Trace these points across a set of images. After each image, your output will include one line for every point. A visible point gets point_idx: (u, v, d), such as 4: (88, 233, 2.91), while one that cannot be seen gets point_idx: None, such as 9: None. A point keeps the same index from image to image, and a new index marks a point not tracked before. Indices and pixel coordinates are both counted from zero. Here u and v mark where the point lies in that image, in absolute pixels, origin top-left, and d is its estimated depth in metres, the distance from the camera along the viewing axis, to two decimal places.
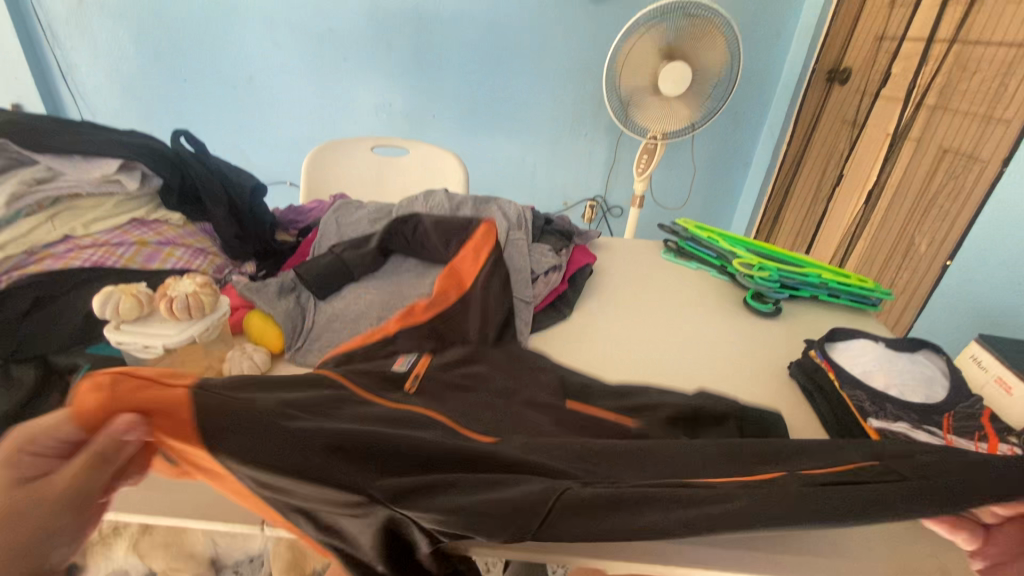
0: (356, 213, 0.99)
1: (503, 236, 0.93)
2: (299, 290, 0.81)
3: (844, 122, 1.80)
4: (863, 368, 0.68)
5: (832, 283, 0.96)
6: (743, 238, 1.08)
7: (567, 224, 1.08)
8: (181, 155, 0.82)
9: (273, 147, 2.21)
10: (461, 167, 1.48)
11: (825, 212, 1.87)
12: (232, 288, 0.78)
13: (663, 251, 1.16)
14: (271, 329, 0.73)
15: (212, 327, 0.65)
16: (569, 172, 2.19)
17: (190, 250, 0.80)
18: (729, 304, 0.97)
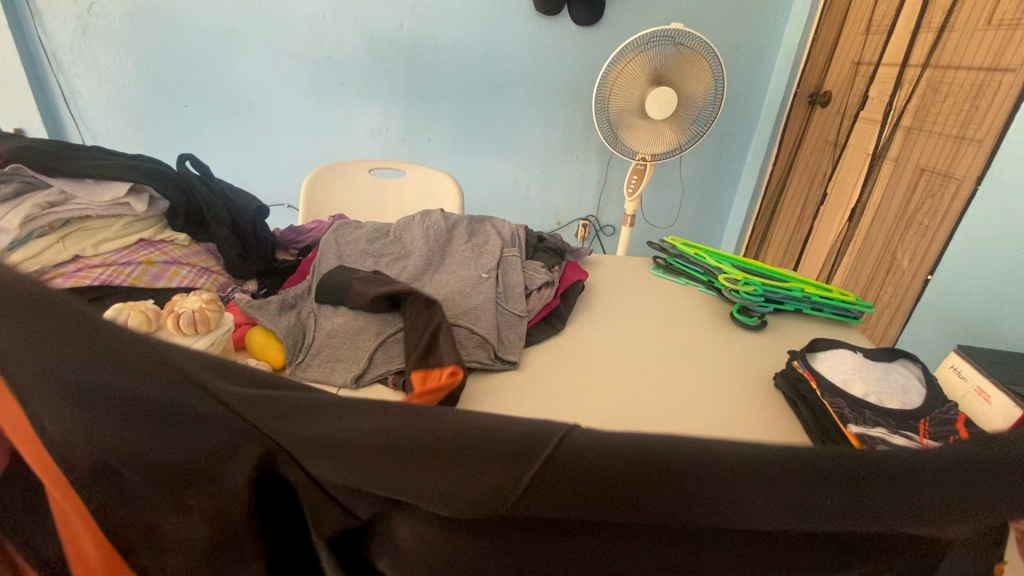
0: (353, 234, 1.02)
1: (497, 254, 0.97)
2: (299, 307, 0.84)
3: (827, 143, 1.87)
4: (844, 377, 0.71)
5: (816, 297, 0.99)
6: (729, 254, 1.12)
7: (559, 242, 1.12)
8: (188, 178, 0.85)
9: (272, 169, 2.25)
10: (456, 188, 1.52)
11: (811, 229, 1.92)
12: (235, 304, 0.81)
13: (652, 268, 1.19)
14: (273, 345, 0.77)
15: (217, 343, 0.67)
16: (562, 192, 2.24)
17: (195, 269, 0.82)
18: (717, 317, 1.00)
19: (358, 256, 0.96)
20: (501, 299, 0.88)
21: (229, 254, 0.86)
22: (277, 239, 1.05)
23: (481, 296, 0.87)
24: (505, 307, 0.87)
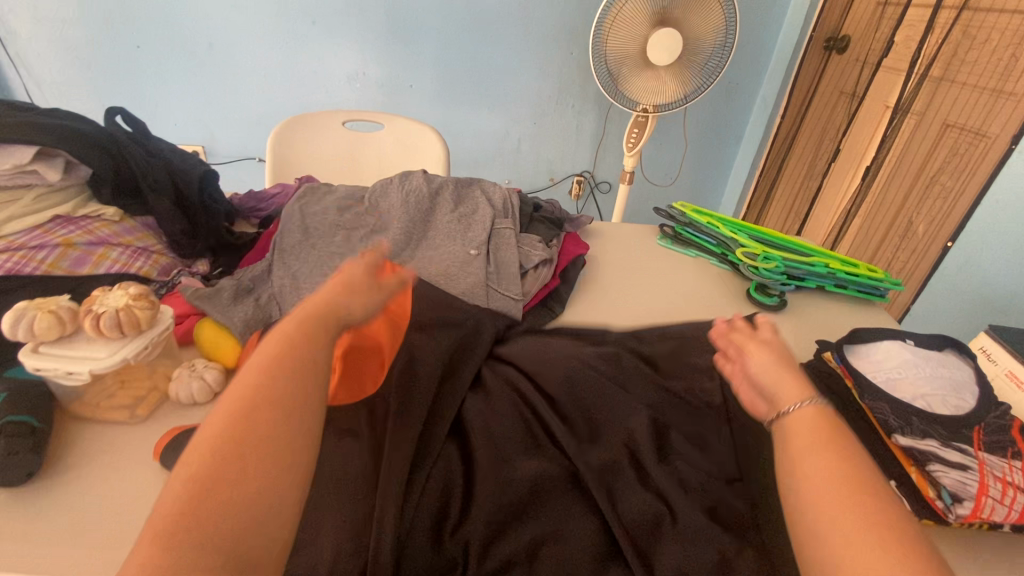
0: (321, 201, 0.89)
1: (488, 226, 0.85)
2: (258, 292, 0.73)
3: (842, 93, 1.72)
4: (884, 377, 0.63)
5: (840, 273, 0.89)
6: (744, 223, 1.00)
7: (557, 210, 1.00)
8: (113, 139, 0.70)
9: (238, 121, 2.05)
10: (440, 144, 1.37)
11: (820, 188, 1.80)
12: (178, 293, 0.68)
13: (658, 237, 1.08)
14: (225, 340, 0.65)
15: (151, 345, 0.56)
16: (554, 146, 2.08)
17: (129, 250, 0.69)
18: (732, 296, 0.90)
19: (326, 228, 0.83)
20: (492, 281, 0.77)
21: (172, 231, 0.73)
22: (235, 207, 0.93)
23: (470, 278, 0.77)
24: (499, 292, 0.76)
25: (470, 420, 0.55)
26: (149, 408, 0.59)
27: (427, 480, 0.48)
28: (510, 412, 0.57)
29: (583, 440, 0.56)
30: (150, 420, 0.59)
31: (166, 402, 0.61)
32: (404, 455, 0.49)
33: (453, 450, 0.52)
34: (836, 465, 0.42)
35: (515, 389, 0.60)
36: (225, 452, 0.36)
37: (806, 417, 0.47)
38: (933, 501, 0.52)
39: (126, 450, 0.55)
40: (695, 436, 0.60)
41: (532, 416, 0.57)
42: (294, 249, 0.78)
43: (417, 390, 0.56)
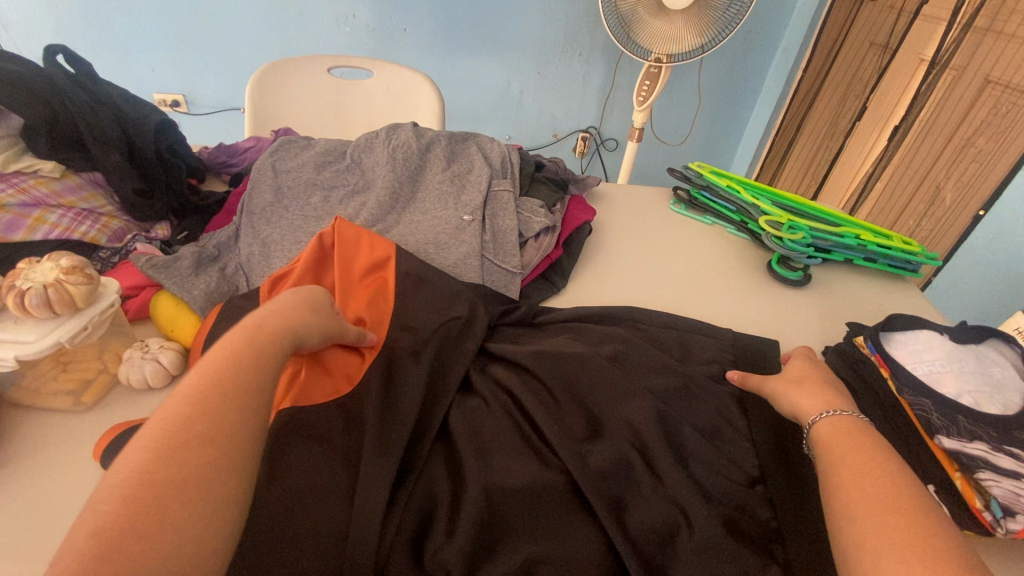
0: (299, 156, 0.79)
1: (483, 188, 0.75)
2: (225, 261, 0.65)
3: (874, 45, 1.57)
4: (926, 369, 0.55)
5: (872, 245, 0.80)
6: (768, 186, 0.91)
7: (561, 170, 0.90)
8: (46, 83, 0.60)
9: (219, 67, 1.90)
10: (435, 95, 1.25)
11: (841, 150, 1.69)
12: (130, 263, 0.60)
13: (670, 202, 0.98)
14: (183, 316, 0.58)
15: (93, 325, 0.49)
16: (559, 99, 1.94)
17: (71, 213, 0.60)
18: (750, 269, 0.82)
19: (301, 187, 0.74)
20: (487, 250, 0.69)
21: (122, 190, 0.63)
22: (203, 162, 0.84)
23: (462, 248, 0.68)
24: (494, 261, 0.68)
25: (456, 424, 0.49)
26: (96, 395, 0.52)
27: (410, 493, 0.43)
28: (500, 414, 0.51)
29: (583, 443, 0.50)
30: (97, 407, 0.52)
31: (118, 385, 0.54)
32: (387, 466, 0.42)
33: (440, 461, 0.46)
34: (874, 466, 0.43)
35: (507, 388, 0.53)
36: (165, 462, 0.29)
37: (829, 429, 0.49)
38: (979, 512, 0.46)
39: (70, 441, 0.49)
40: (710, 432, 0.54)
41: (523, 410, 0.52)
42: (264, 211, 0.70)
43: (394, 388, 0.49)
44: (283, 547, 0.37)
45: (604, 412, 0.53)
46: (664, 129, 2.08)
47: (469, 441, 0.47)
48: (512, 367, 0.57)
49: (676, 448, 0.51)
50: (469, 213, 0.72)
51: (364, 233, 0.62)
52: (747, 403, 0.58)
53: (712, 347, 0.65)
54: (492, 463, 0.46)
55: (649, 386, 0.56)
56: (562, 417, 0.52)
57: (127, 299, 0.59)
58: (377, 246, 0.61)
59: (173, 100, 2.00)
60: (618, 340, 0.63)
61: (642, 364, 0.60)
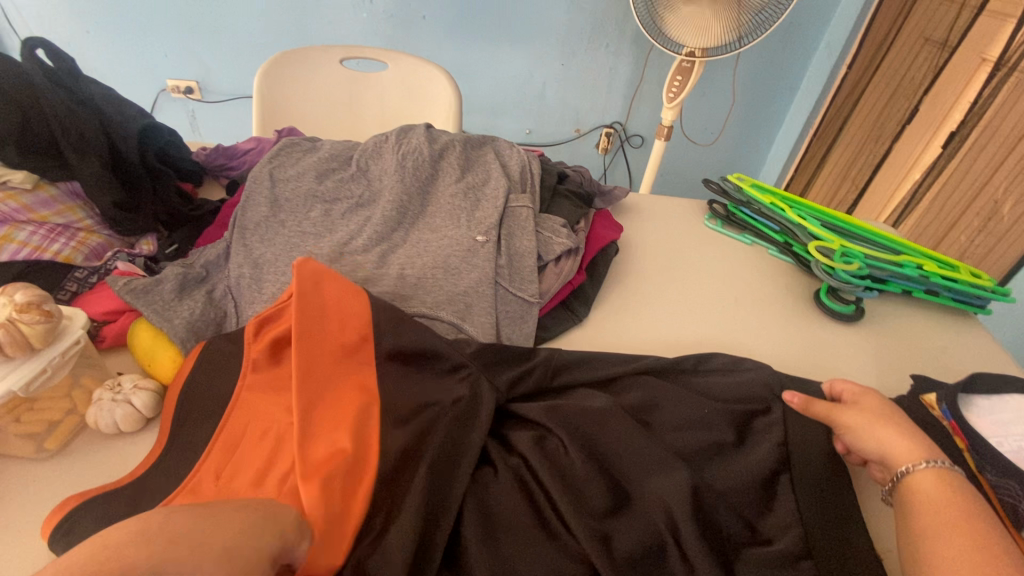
0: (300, 161, 0.73)
1: (500, 203, 0.68)
2: (213, 283, 0.59)
3: (928, 41, 1.40)
4: (1017, 447, 0.47)
5: (936, 278, 0.71)
6: (817, 205, 0.82)
7: (586, 181, 0.82)
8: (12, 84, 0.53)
9: (232, 53, 1.85)
10: (451, 89, 1.17)
11: (887, 155, 1.52)
12: (107, 285, 0.55)
13: (706, 216, 0.90)
14: (161, 348, 0.52)
15: (55, 367, 0.44)
16: (582, 92, 1.84)
17: (43, 229, 0.56)
18: (795, 299, 0.73)
19: (300, 199, 0.67)
20: (501, 277, 0.62)
21: (102, 203, 0.58)
22: (200, 165, 0.78)
23: (473, 274, 0.61)
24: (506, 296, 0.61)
25: (467, 508, 0.42)
26: (61, 440, 0.47)
27: None
28: (511, 485, 0.44)
29: (602, 517, 0.43)
30: (61, 454, 0.47)
31: (87, 427, 0.49)
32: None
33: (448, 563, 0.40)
34: (970, 538, 0.37)
35: (520, 450, 0.47)
36: None
37: (933, 485, 0.42)
38: None
39: (26, 494, 0.44)
40: (752, 496, 0.46)
41: (535, 477, 0.45)
42: (259, 226, 0.64)
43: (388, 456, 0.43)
44: None
45: (629, 482, 0.46)
46: (694, 126, 1.96)
47: (474, 521, 0.41)
48: (529, 424, 0.50)
49: (708, 530, 0.43)
50: (483, 233, 0.65)
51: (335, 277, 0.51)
52: (793, 453, 0.49)
53: (752, 384, 0.55)
54: (499, 548, 0.40)
55: (678, 445, 0.49)
56: (582, 485, 0.45)
57: (103, 326, 0.53)
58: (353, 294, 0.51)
59: (186, 87, 1.95)
60: (645, 385, 0.55)
61: (673, 414, 0.52)
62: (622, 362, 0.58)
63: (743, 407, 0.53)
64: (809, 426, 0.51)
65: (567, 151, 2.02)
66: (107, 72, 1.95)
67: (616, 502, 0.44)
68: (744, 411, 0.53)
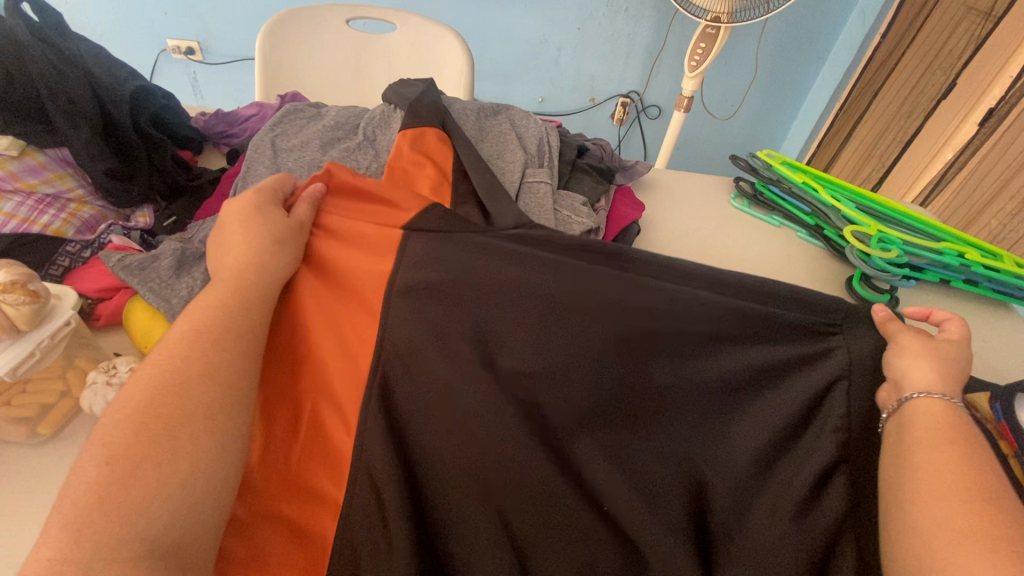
0: (302, 130, 0.69)
1: (516, 178, 0.64)
2: None
3: (971, 10, 1.31)
4: None
5: (976, 265, 0.67)
6: (850, 185, 0.77)
7: (607, 155, 0.78)
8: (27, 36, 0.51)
9: (235, 13, 1.77)
10: (463, 53, 1.11)
11: (917, 132, 1.44)
12: (100, 261, 0.51)
13: (731, 195, 0.85)
14: (159, 330, 0.49)
15: (42, 351, 0.41)
16: (598, 58, 1.76)
17: (31, 199, 0.52)
18: (824, 286, 0.69)
19: (304, 170, 0.63)
20: None
21: (93, 172, 0.54)
22: (198, 130, 0.74)
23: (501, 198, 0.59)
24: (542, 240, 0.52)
25: (515, 446, 0.44)
26: (54, 426, 0.44)
27: (483, 521, 0.43)
28: (533, 452, 0.44)
29: (628, 458, 0.45)
30: (56, 440, 0.45)
31: (82, 412, 0.47)
32: (478, 518, 0.43)
33: (505, 489, 0.44)
34: (962, 456, 0.37)
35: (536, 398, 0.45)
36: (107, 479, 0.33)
37: (936, 409, 0.40)
38: None
39: (16, 483, 0.42)
40: (793, 423, 0.44)
41: (548, 421, 0.45)
42: None
43: (414, 434, 0.45)
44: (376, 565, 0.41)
45: (663, 445, 0.45)
46: (714, 98, 1.87)
47: (507, 493, 0.44)
48: (556, 370, 0.46)
49: (739, 461, 0.44)
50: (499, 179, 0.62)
51: (427, 184, 0.61)
52: (854, 360, 0.44)
53: (802, 296, 0.45)
54: (535, 534, 0.43)
55: (701, 373, 0.46)
56: (628, 464, 0.45)
57: (98, 303, 0.51)
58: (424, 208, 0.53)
59: (187, 47, 1.88)
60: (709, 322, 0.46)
61: (732, 343, 0.46)
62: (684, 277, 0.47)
63: (802, 314, 0.45)
64: (859, 331, 0.45)
65: (579, 122, 1.95)
66: (104, 30, 1.88)
67: (658, 470, 0.45)
68: (805, 319, 0.45)
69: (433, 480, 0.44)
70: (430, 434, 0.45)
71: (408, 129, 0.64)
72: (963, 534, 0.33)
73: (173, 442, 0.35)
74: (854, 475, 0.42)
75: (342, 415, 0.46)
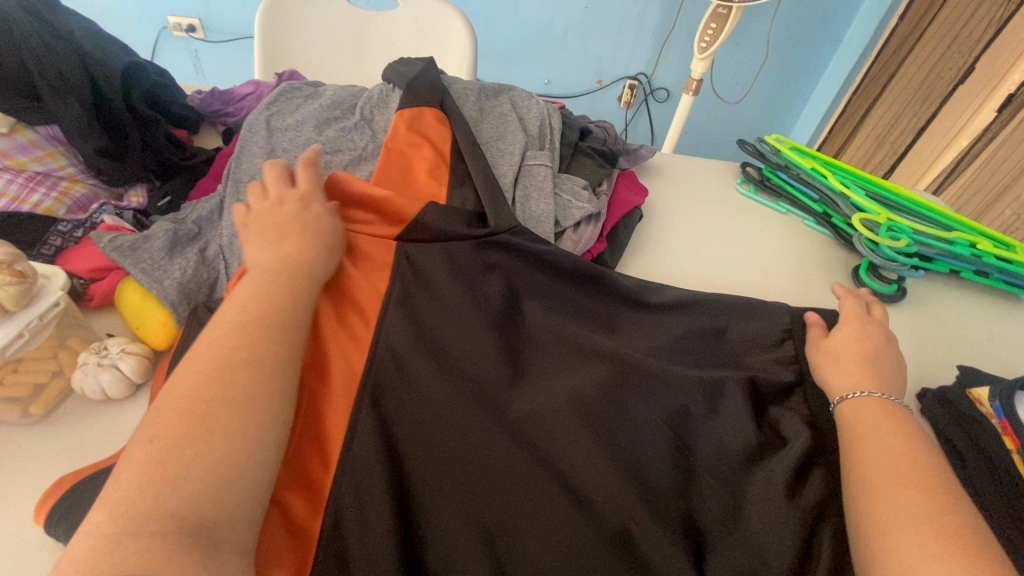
0: (299, 109, 0.67)
1: (516, 160, 0.63)
2: (208, 239, 0.55)
3: None
4: None
5: (987, 256, 0.65)
6: (860, 172, 0.75)
7: (611, 137, 0.76)
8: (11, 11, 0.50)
9: None
10: (465, 30, 1.08)
11: (932, 118, 1.40)
12: (92, 240, 0.51)
13: (737, 180, 0.83)
14: (151, 311, 0.49)
15: (31, 330, 0.40)
16: (606, 38, 1.71)
17: (21, 177, 0.51)
18: (830, 275, 0.68)
19: (299, 150, 0.62)
20: (519, 229, 0.56)
21: (84, 150, 0.53)
22: (194, 109, 0.73)
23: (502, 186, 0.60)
24: (531, 245, 0.55)
25: (503, 436, 0.45)
26: (47, 405, 0.44)
27: (463, 515, 0.41)
28: (512, 447, 0.44)
29: (611, 448, 0.46)
30: (48, 420, 0.44)
31: (74, 392, 0.46)
32: (456, 513, 0.41)
33: (490, 478, 0.42)
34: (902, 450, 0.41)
35: (527, 396, 0.48)
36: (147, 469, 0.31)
37: (857, 406, 0.45)
38: None
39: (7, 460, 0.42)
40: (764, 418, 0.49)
41: (530, 417, 0.46)
42: (254, 179, 0.59)
43: (401, 424, 0.44)
44: (360, 561, 0.38)
45: (643, 437, 0.46)
46: (724, 80, 1.83)
47: (490, 486, 0.42)
48: (537, 374, 0.50)
49: (719, 446, 0.47)
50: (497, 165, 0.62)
51: (424, 166, 0.60)
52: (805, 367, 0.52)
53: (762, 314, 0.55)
54: (514, 535, 0.40)
55: (677, 369, 0.51)
56: (610, 454, 0.45)
57: (91, 283, 0.50)
58: (420, 202, 0.55)
59: (187, 25, 1.84)
60: (682, 332, 0.54)
61: (699, 348, 0.54)
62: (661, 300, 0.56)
63: (759, 325, 0.55)
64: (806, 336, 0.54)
65: (586, 104, 1.91)
66: (104, 8, 1.85)
67: (638, 461, 0.45)
68: (759, 331, 0.55)
69: (413, 471, 0.42)
70: (416, 419, 0.45)
71: (405, 109, 0.63)
72: (911, 518, 0.36)
73: (210, 419, 0.34)
74: (829, 466, 0.45)
75: (333, 395, 0.45)
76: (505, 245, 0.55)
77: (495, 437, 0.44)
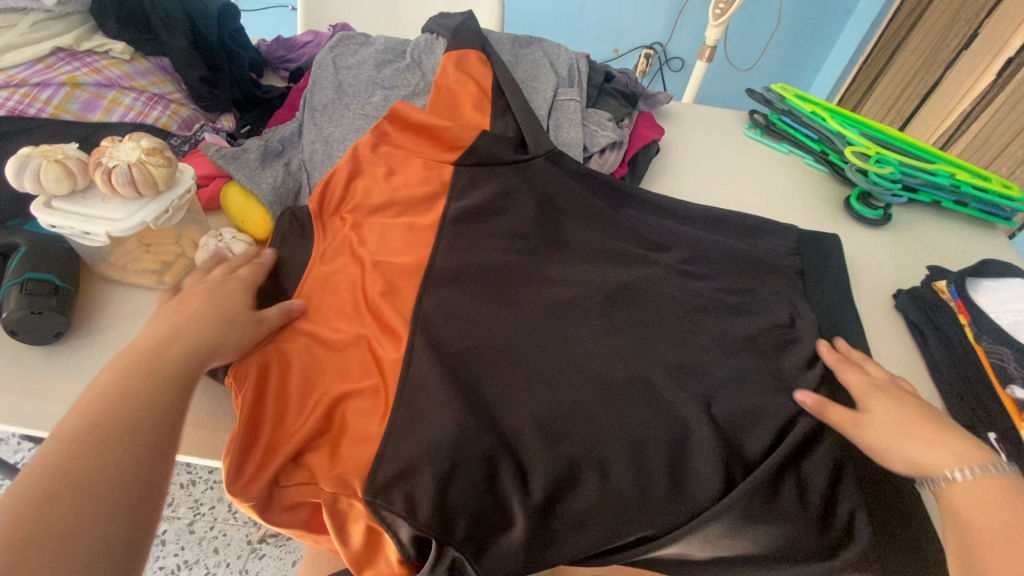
0: (358, 52, 0.76)
1: (549, 96, 0.72)
2: (290, 156, 0.65)
3: None
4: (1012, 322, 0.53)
5: (964, 186, 0.73)
6: (857, 115, 0.82)
7: (632, 83, 0.84)
8: None
9: None
10: None
11: (936, 85, 1.45)
12: (201, 152, 0.61)
13: (746, 125, 0.92)
14: (253, 210, 0.59)
15: (172, 209, 0.50)
16: (622, 7, 1.78)
17: (143, 96, 0.61)
18: (823, 205, 0.77)
19: (362, 85, 0.71)
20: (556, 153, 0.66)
21: (189, 77, 0.63)
22: (261, 55, 0.83)
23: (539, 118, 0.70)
24: (570, 169, 0.66)
25: (543, 318, 0.55)
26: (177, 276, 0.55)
27: (508, 371, 0.50)
28: (551, 326, 0.54)
29: (634, 330, 0.56)
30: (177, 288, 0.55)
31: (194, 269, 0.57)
32: (504, 370, 0.50)
33: (532, 348, 0.52)
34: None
35: (565, 289, 0.58)
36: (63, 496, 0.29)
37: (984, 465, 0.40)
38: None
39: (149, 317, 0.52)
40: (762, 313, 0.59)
41: (564, 306, 0.56)
42: (326, 108, 0.68)
43: (461, 304, 0.54)
44: (427, 399, 0.47)
45: (659, 326, 0.56)
46: (738, 48, 1.89)
47: (530, 354, 0.52)
48: (569, 274, 0.60)
49: (723, 328, 0.57)
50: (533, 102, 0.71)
51: (469, 100, 0.69)
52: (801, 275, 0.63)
53: (767, 234, 0.66)
54: (551, 389, 0.49)
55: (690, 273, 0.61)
56: (632, 334, 0.55)
57: (200, 188, 0.61)
58: (474, 131, 0.65)
59: None
60: (689, 245, 0.64)
61: (709, 259, 0.63)
62: (670, 214, 0.67)
63: (761, 243, 0.65)
64: (804, 250, 0.65)
65: None
66: None
67: (655, 342, 0.55)
68: (765, 246, 0.65)
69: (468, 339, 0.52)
70: (473, 301, 0.55)
71: (453, 50, 0.72)
72: None
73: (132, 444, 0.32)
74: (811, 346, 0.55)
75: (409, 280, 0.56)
76: (546, 166, 0.65)
77: (534, 318, 0.55)
